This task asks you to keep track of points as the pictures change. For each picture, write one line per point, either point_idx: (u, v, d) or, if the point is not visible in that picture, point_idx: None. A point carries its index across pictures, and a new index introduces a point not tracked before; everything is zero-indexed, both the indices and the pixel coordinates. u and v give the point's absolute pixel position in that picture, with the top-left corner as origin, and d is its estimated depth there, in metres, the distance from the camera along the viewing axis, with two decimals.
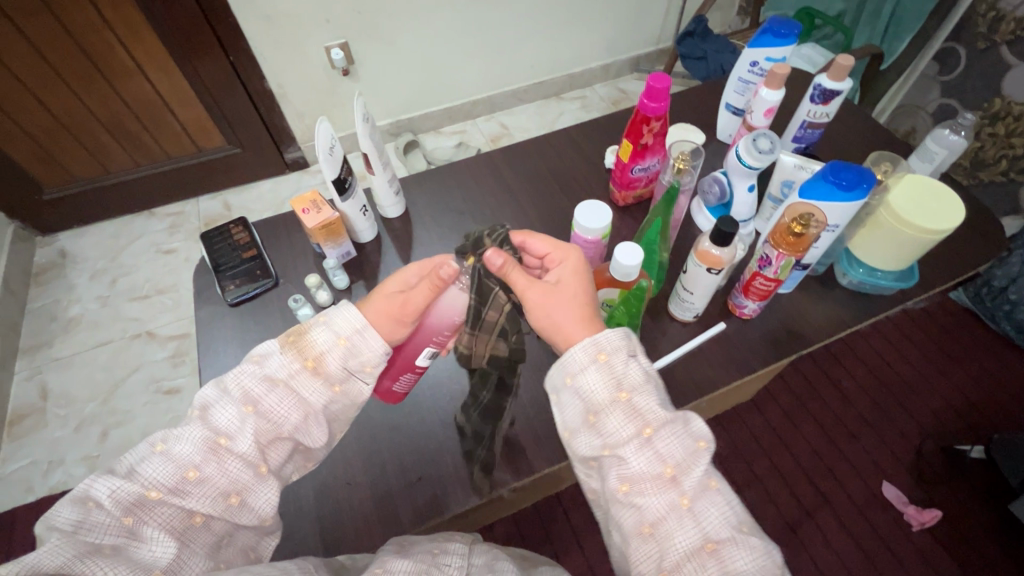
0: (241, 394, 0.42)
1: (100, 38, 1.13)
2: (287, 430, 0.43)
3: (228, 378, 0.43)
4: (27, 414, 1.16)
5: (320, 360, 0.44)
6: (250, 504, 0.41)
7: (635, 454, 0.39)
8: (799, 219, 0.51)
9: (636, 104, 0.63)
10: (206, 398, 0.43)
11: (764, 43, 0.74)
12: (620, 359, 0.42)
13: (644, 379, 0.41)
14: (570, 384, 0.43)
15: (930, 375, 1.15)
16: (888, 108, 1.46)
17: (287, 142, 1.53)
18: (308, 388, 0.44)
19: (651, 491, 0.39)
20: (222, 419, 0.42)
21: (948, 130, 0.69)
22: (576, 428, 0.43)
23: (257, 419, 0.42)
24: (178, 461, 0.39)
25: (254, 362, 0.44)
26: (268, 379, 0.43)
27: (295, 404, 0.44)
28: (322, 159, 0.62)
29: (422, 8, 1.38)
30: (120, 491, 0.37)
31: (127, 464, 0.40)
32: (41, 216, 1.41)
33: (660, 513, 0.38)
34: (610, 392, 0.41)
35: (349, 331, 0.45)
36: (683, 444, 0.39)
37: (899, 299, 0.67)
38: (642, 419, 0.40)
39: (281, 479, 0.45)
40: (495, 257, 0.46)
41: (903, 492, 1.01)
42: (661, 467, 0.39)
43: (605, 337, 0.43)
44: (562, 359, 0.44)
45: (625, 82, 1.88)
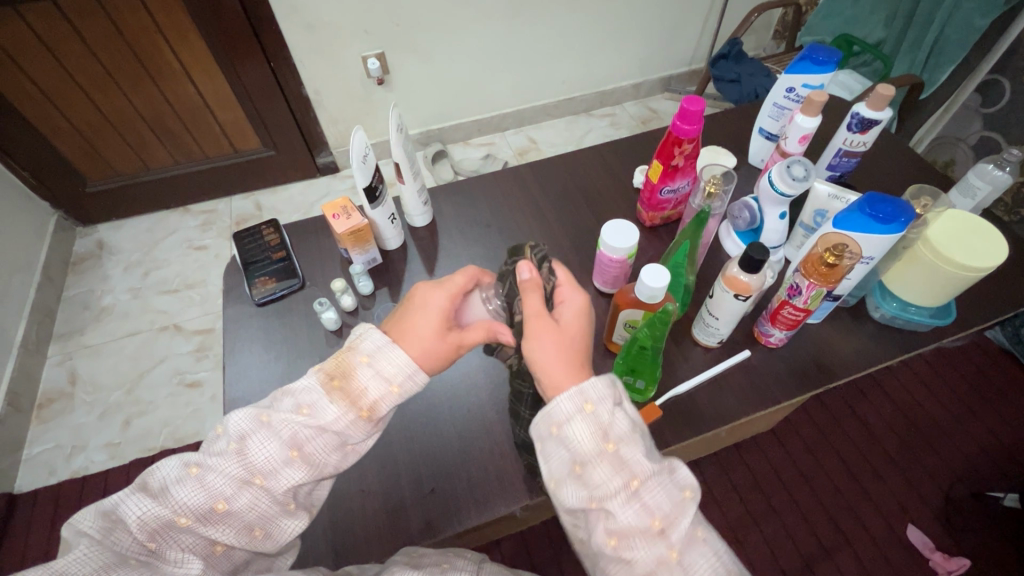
0: (288, 437, 0.41)
1: (150, 41, 1.18)
2: (328, 470, 0.43)
3: (273, 415, 0.42)
4: (55, 398, 1.20)
5: (374, 408, 0.44)
6: (273, 536, 0.42)
7: (623, 507, 0.38)
8: (832, 250, 0.50)
9: (669, 125, 0.62)
10: (244, 428, 0.42)
11: (801, 69, 0.73)
12: (606, 408, 0.41)
13: (632, 429, 0.40)
14: (554, 435, 0.41)
15: (962, 416, 1.10)
16: (926, 138, 1.43)
17: (319, 147, 1.57)
18: (356, 433, 0.44)
19: (641, 546, 0.37)
20: (262, 457, 0.41)
21: (992, 165, 0.67)
22: (559, 479, 0.41)
23: (301, 463, 0.42)
24: (210, 492, 0.40)
25: (302, 410, 0.42)
26: (318, 427, 0.42)
27: (337, 447, 0.43)
28: (355, 166, 0.64)
29: (458, 23, 1.40)
30: (149, 514, 0.38)
31: (160, 481, 0.40)
32: (83, 207, 1.47)
33: (650, 567, 0.37)
34: (596, 442, 0.40)
35: (403, 379, 0.44)
36: (671, 496, 0.39)
37: (933, 337, 0.65)
38: (629, 470, 0.39)
39: (313, 508, 0.45)
40: (525, 272, 0.50)
41: (930, 538, 0.97)
42: (649, 519, 0.38)
43: (591, 387, 0.42)
44: (546, 409, 0.42)
45: (655, 101, 1.87)
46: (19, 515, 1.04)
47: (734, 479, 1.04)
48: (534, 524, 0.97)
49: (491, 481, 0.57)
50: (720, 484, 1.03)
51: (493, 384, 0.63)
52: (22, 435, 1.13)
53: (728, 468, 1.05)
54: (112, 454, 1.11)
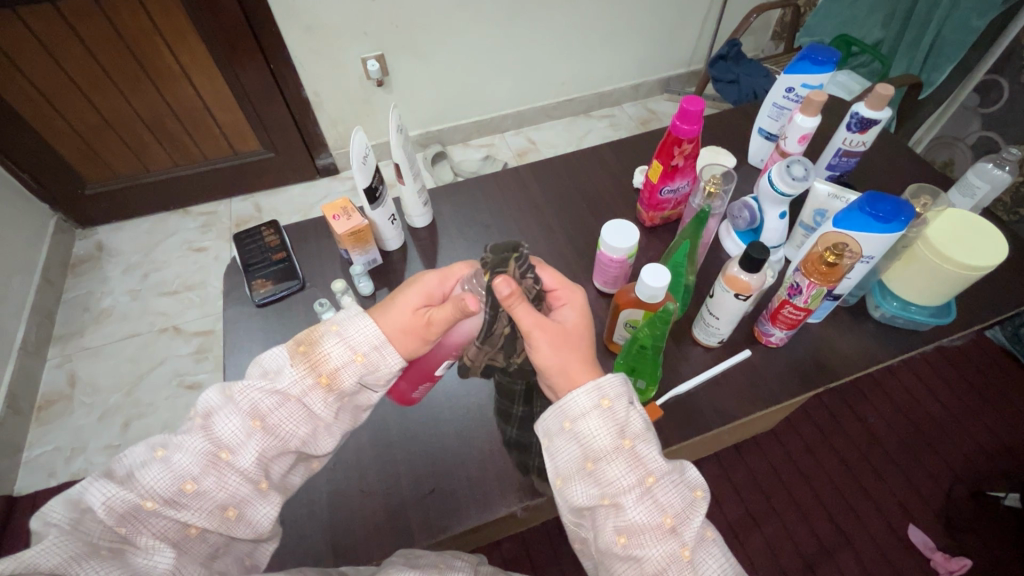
0: (248, 407, 0.42)
1: (150, 43, 1.18)
2: (295, 444, 0.44)
3: (236, 386, 0.43)
4: (55, 400, 1.19)
5: (334, 375, 0.44)
6: (248, 517, 0.42)
7: (636, 503, 0.38)
8: (832, 249, 0.50)
9: (668, 125, 0.62)
10: (211, 403, 0.42)
11: (801, 69, 0.73)
12: (623, 406, 0.41)
13: (646, 428, 0.42)
14: (568, 429, 0.42)
15: (963, 416, 1.10)
16: (924, 138, 1.43)
17: (319, 148, 1.57)
18: (318, 403, 0.44)
19: (652, 543, 0.38)
20: (225, 429, 0.41)
21: (991, 164, 0.67)
22: (570, 475, 0.41)
23: (263, 433, 0.42)
24: (177, 471, 0.40)
25: (265, 377, 0.44)
26: (279, 394, 0.43)
27: (303, 417, 0.44)
28: (355, 167, 0.64)
29: (457, 24, 1.41)
30: (116, 499, 0.38)
31: (125, 467, 0.40)
32: (82, 209, 1.47)
33: (661, 564, 0.37)
34: (613, 439, 0.40)
35: (368, 348, 0.45)
36: (682, 494, 0.40)
37: (933, 336, 0.65)
38: (645, 467, 0.40)
39: (285, 490, 0.45)
40: (504, 287, 0.42)
41: (930, 538, 0.97)
42: (661, 517, 0.38)
43: (608, 383, 0.42)
44: (562, 403, 0.42)
45: (654, 102, 1.88)
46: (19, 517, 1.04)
47: (735, 479, 1.04)
48: (535, 525, 0.97)
49: (491, 481, 0.56)
50: (721, 485, 1.03)
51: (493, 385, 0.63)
52: (21, 437, 1.13)
53: (729, 468, 1.05)
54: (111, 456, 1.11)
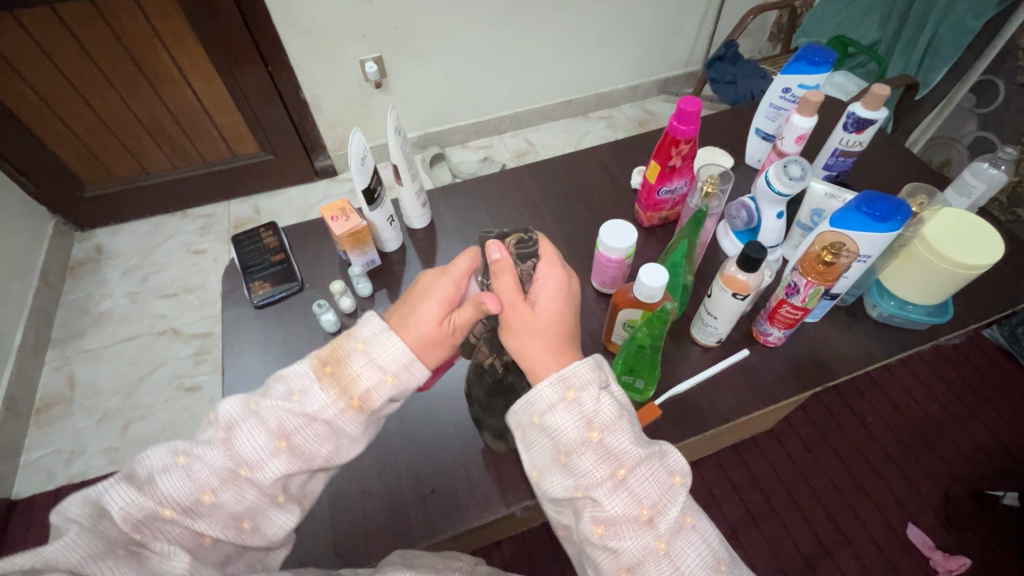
0: (275, 427, 0.41)
1: (148, 46, 1.18)
2: (319, 463, 0.42)
3: (263, 402, 0.42)
4: (53, 403, 1.19)
5: (364, 398, 0.43)
6: (262, 529, 0.42)
7: (609, 495, 0.38)
8: (829, 248, 0.50)
9: (666, 126, 0.63)
10: (237, 417, 0.41)
11: (797, 69, 0.73)
12: (590, 396, 0.41)
13: (618, 417, 0.41)
14: (537, 422, 0.42)
15: (961, 415, 1.11)
16: (921, 138, 1.44)
17: (318, 150, 1.57)
18: (346, 425, 0.43)
19: (627, 534, 0.38)
20: (250, 447, 0.40)
21: (986, 164, 0.67)
22: (543, 469, 0.41)
23: (287, 454, 0.41)
24: (197, 482, 0.39)
25: (293, 398, 0.42)
26: (306, 416, 0.41)
27: (328, 440, 0.42)
28: (354, 169, 0.64)
29: (455, 26, 1.41)
30: (135, 506, 0.38)
31: (147, 471, 0.40)
32: (81, 212, 1.47)
33: (637, 556, 0.37)
34: (581, 431, 0.40)
35: (397, 369, 0.43)
36: (658, 482, 0.39)
37: (930, 335, 0.65)
38: (616, 459, 0.39)
39: (304, 502, 0.45)
40: (495, 252, 0.48)
41: (930, 537, 0.97)
42: (636, 508, 0.38)
43: (574, 373, 0.42)
44: (528, 396, 0.42)
45: (652, 103, 1.88)
46: (18, 521, 1.04)
47: (735, 479, 1.04)
48: (534, 526, 0.97)
49: (492, 482, 0.56)
50: (721, 485, 1.03)
51: None
52: (20, 440, 1.13)
53: (728, 468, 1.05)
54: (111, 459, 1.11)
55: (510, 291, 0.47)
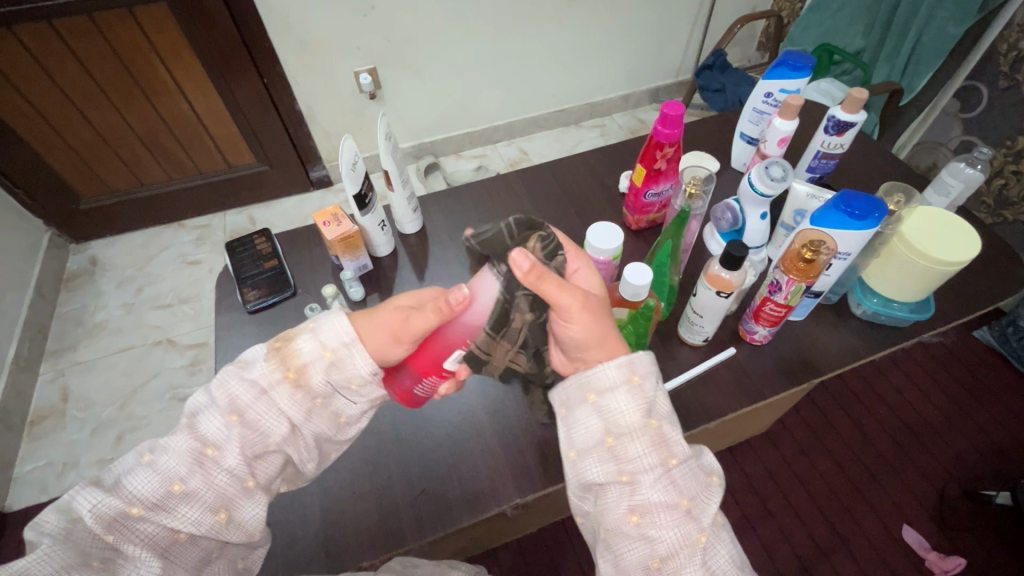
0: (226, 403, 0.42)
1: (144, 59, 1.20)
2: (275, 440, 0.43)
3: (213, 383, 0.43)
4: (47, 415, 1.19)
5: (302, 370, 0.43)
6: (237, 519, 0.42)
7: (655, 483, 0.40)
8: (809, 246, 0.51)
9: (650, 130, 0.64)
10: (193, 405, 0.43)
11: (779, 75, 0.76)
12: (652, 384, 0.43)
13: (671, 412, 0.43)
14: (593, 401, 0.43)
15: (953, 415, 1.11)
16: (908, 143, 1.46)
17: (313, 160, 1.59)
18: (292, 401, 0.43)
19: (666, 522, 0.39)
20: (208, 427, 0.41)
21: (963, 163, 0.69)
22: (587, 449, 0.42)
23: (242, 428, 0.42)
24: (163, 473, 0.40)
25: (239, 370, 0.44)
26: (252, 389, 0.43)
27: (280, 415, 0.43)
28: (345, 174, 0.65)
29: (448, 38, 1.43)
30: (102, 505, 0.39)
31: (115, 476, 0.41)
32: (76, 224, 1.47)
33: (674, 545, 0.39)
34: (641, 416, 0.42)
35: (337, 344, 0.44)
36: (699, 479, 0.42)
37: (915, 331, 0.66)
38: (667, 450, 0.41)
39: (272, 490, 0.45)
40: (522, 259, 0.42)
41: (926, 538, 0.97)
42: (678, 499, 0.40)
43: (639, 359, 0.43)
44: (591, 372, 0.43)
45: (644, 112, 1.91)
46: (11, 534, 1.03)
47: (729, 482, 1.04)
48: (530, 532, 0.97)
49: (483, 481, 0.57)
50: None
51: (485, 387, 0.63)
52: (13, 452, 1.13)
53: (723, 471, 1.05)
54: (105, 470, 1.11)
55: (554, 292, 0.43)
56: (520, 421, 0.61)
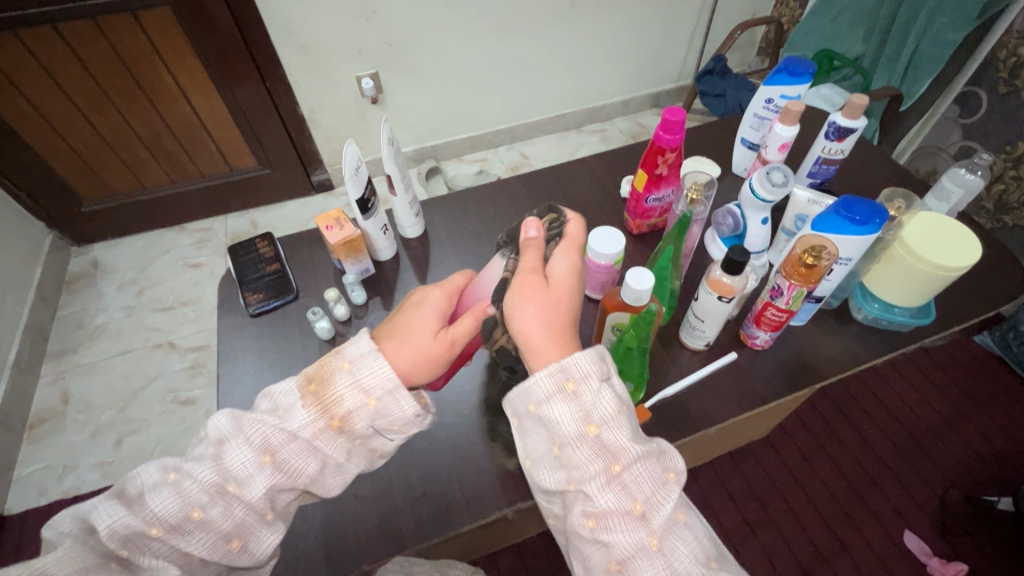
0: (259, 442, 0.41)
1: (147, 63, 1.21)
2: (303, 480, 0.43)
3: (249, 416, 0.42)
4: (47, 417, 1.19)
5: (346, 419, 0.43)
6: (251, 548, 0.42)
7: (602, 491, 0.39)
8: (811, 251, 0.52)
9: (652, 136, 0.65)
10: (224, 431, 0.42)
11: (779, 81, 0.76)
12: (589, 387, 0.41)
13: (617, 412, 0.40)
14: (534, 413, 0.42)
15: (954, 421, 1.11)
16: (908, 148, 1.47)
17: (315, 164, 1.59)
18: (329, 445, 0.43)
19: (619, 527, 0.38)
20: (238, 463, 0.41)
21: (964, 169, 0.69)
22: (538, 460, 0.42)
23: (272, 469, 0.42)
24: (185, 499, 0.40)
25: (277, 413, 0.43)
26: (288, 432, 0.42)
27: (312, 456, 0.43)
28: (348, 178, 0.65)
29: (449, 43, 1.44)
30: (120, 523, 0.39)
31: (137, 488, 0.41)
32: (78, 227, 1.48)
33: (628, 550, 0.37)
34: (578, 424, 0.40)
35: (381, 392, 0.43)
36: (653, 478, 0.40)
37: (916, 336, 0.66)
38: (611, 455, 0.40)
39: (290, 517, 0.45)
40: (533, 231, 0.51)
41: (926, 543, 0.97)
42: (630, 503, 0.39)
43: (574, 363, 0.41)
44: (527, 383, 0.42)
45: (644, 117, 1.92)
46: (9, 537, 1.03)
47: (730, 487, 1.04)
48: (530, 536, 0.96)
49: (484, 485, 0.57)
50: (717, 492, 1.04)
51: (486, 390, 0.63)
52: (13, 455, 1.12)
53: (723, 475, 1.05)
54: (104, 473, 1.11)
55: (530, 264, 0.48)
56: None
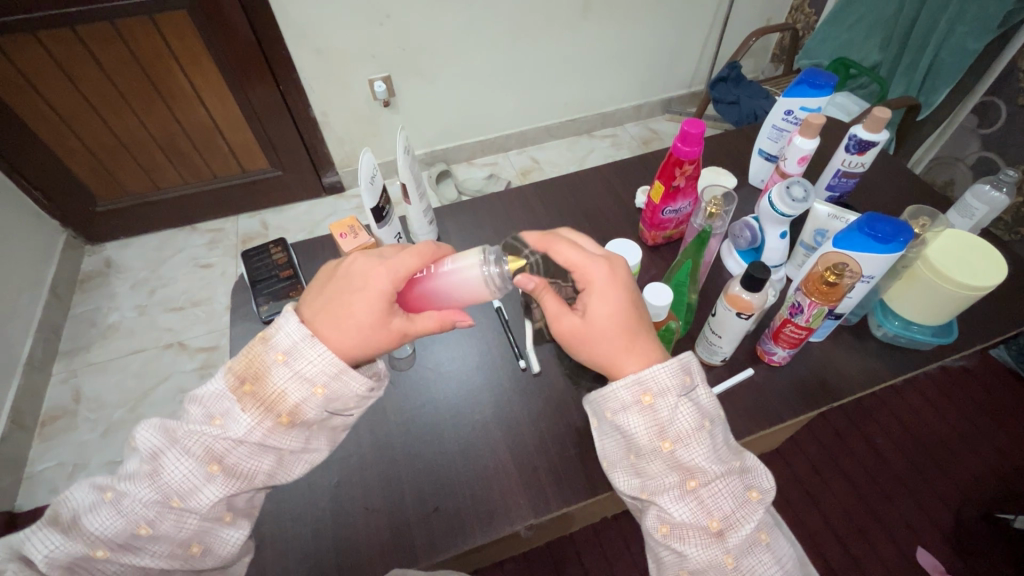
0: (202, 452, 0.41)
1: (162, 64, 1.21)
2: (260, 478, 0.43)
3: (181, 429, 0.42)
4: (58, 415, 1.20)
5: (295, 411, 0.44)
6: (213, 550, 0.42)
7: (675, 503, 0.40)
8: (833, 269, 0.51)
9: (670, 148, 0.64)
10: (155, 445, 0.41)
11: (799, 92, 0.75)
12: (666, 403, 0.42)
13: (696, 431, 0.41)
14: (611, 420, 0.44)
15: (969, 436, 1.10)
16: (924, 158, 1.45)
17: (326, 166, 1.60)
18: (282, 439, 0.44)
19: (694, 541, 0.39)
20: (179, 474, 0.41)
21: (988, 185, 0.68)
22: (615, 462, 0.44)
23: (221, 475, 0.42)
24: (129, 516, 0.40)
25: (215, 423, 0.42)
26: (233, 437, 0.42)
27: (265, 454, 0.43)
28: (363, 187, 0.65)
29: (462, 47, 1.44)
30: (58, 551, 0.38)
31: (72, 512, 0.40)
32: (92, 226, 1.49)
33: (701, 563, 0.39)
34: (653, 438, 0.42)
35: (326, 379, 0.44)
36: (734, 496, 0.40)
37: (937, 355, 0.65)
38: (687, 470, 0.41)
39: (254, 514, 0.46)
40: (526, 283, 0.47)
41: (941, 561, 0.95)
42: (706, 519, 0.39)
43: (649, 377, 0.43)
44: (603, 393, 0.44)
45: (656, 122, 1.91)
46: None
47: None
48: (536, 545, 0.96)
49: (497, 500, 0.56)
50: None
51: (499, 402, 0.63)
52: (24, 452, 1.13)
53: None
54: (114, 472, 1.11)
55: (555, 309, 0.47)
56: (535, 439, 0.60)
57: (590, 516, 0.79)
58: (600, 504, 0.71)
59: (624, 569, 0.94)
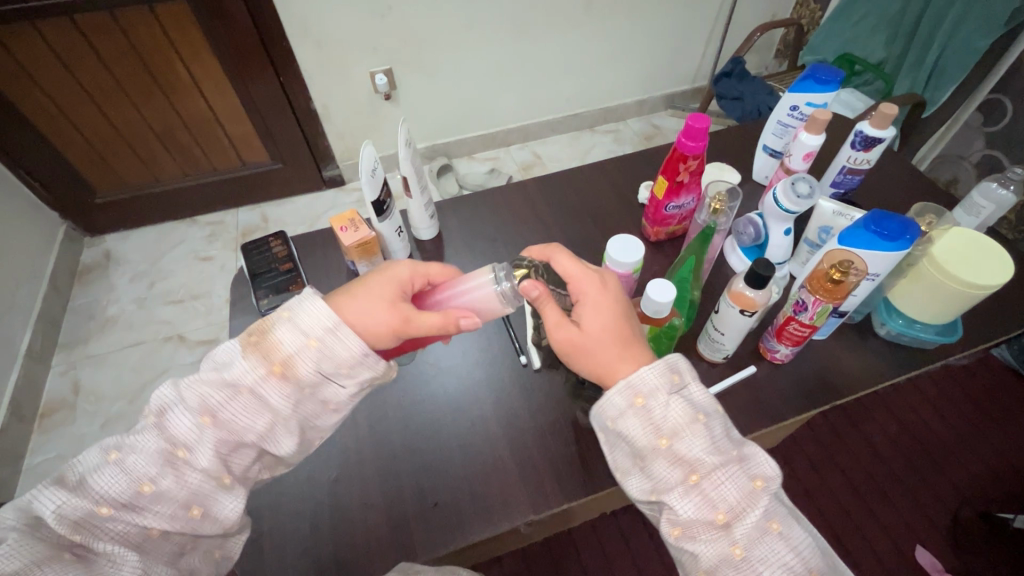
0: (198, 403, 0.41)
1: (161, 55, 1.20)
2: (253, 437, 0.42)
3: (188, 381, 0.42)
4: (57, 407, 1.20)
5: (287, 363, 0.42)
6: (213, 514, 0.41)
7: (682, 501, 0.39)
8: (838, 266, 0.50)
9: (674, 142, 0.63)
10: (162, 401, 0.41)
11: (805, 88, 0.74)
12: (659, 402, 0.41)
13: (691, 424, 0.41)
14: (611, 429, 0.43)
15: (970, 435, 1.09)
16: (928, 156, 1.44)
17: (327, 160, 1.59)
18: (276, 395, 0.42)
19: (705, 538, 0.38)
20: (180, 427, 0.40)
21: (996, 183, 0.67)
22: (625, 471, 0.43)
23: (216, 428, 0.41)
24: (132, 474, 0.39)
25: (215, 374, 0.42)
26: (230, 389, 0.41)
27: (260, 411, 0.42)
28: (364, 180, 0.64)
29: (464, 40, 1.43)
30: (66, 506, 0.37)
31: (79, 473, 0.39)
32: (92, 218, 1.49)
33: (713, 559, 0.38)
34: (650, 438, 0.41)
35: (320, 331, 0.43)
36: (738, 486, 0.39)
37: (940, 355, 0.65)
38: (688, 465, 0.40)
39: (249, 484, 0.44)
40: (532, 289, 0.47)
41: (940, 560, 0.95)
42: (713, 513, 0.38)
43: (641, 380, 0.42)
44: (600, 403, 0.43)
45: (659, 118, 1.89)
46: None
47: None
48: (534, 541, 0.96)
49: (495, 496, 0.56)
50: None
51: (498, 398, 0.63)
52: (23, 444, 1.13)
53: None
54: None
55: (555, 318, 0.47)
56: (536, 435, 0.60)
57: (589, 513, 0.79)
58: (599, 501, 0.71)
59: (622, 565, 0.94)
